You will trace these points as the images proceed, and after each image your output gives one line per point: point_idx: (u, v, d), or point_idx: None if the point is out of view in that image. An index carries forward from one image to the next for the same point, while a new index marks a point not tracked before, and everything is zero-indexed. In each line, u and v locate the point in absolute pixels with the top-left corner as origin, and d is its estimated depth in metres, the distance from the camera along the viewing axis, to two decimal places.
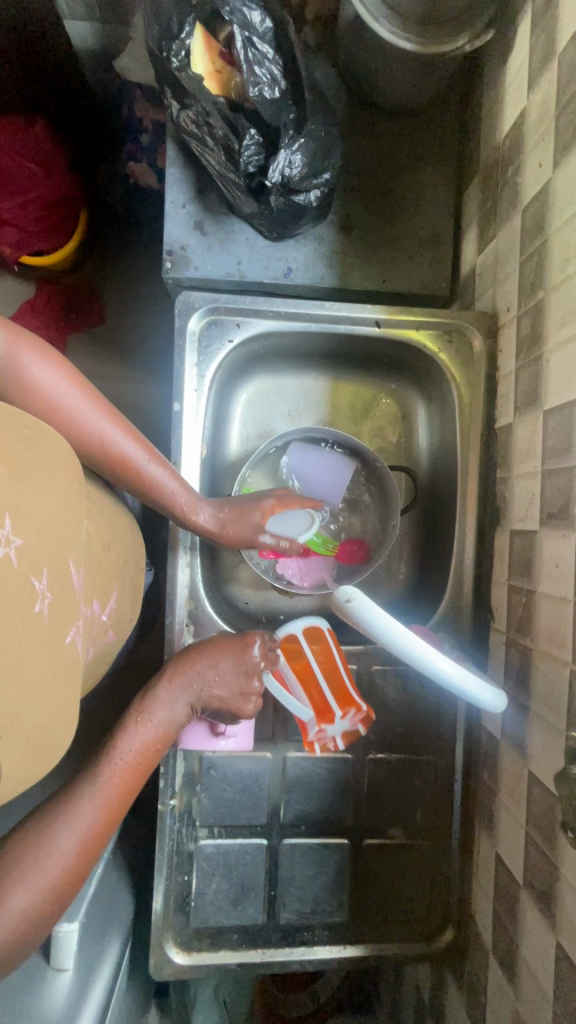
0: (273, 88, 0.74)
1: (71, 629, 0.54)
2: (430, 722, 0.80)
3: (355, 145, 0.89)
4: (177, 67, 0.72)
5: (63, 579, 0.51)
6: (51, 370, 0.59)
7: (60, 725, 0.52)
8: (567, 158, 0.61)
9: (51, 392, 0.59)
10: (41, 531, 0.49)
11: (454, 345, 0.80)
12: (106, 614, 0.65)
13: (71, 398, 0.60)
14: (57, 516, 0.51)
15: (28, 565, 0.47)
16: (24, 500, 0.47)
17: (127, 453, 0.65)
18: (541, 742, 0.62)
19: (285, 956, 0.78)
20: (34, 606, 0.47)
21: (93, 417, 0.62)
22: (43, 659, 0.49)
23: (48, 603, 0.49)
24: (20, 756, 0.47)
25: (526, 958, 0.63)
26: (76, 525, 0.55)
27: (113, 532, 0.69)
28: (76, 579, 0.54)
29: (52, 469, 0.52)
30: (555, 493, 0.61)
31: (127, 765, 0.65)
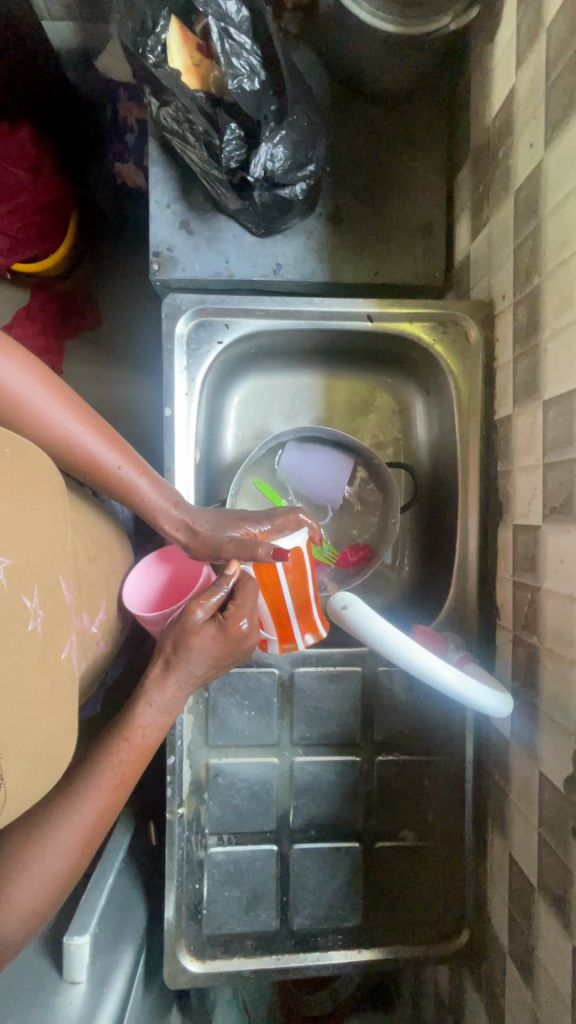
0: (252, 80, 0.72)
1: (66, 643, 0.53)
2: (438, 722, 0.79)
3: (342, 133, 0.86)
4: (154, 64, 0.70)
5: (54, 594, 0.51)
6: (13, 364, 0.54)
7: (64, 738, 0.51)
8: (559, 138, 0.59)
9: (13, 388, 0.54)
10: (29, 549, 0.48)
11: (449, 336, 0.78)
12: (96, 626, 0.65)
13: (34, 394, 0.55)
14: (43, 532, 0.51)
15: (18, 584, 0.46)
16: (9, 518, 0.46)
17: (96, 454, 0.60)
18: (551, 743, 0.60)
19: (299, 961, 0.78)
20: (28, 624, 0.47)
21: (59, 416, 0.57)
22: (42, 677, 0.48)
23: (42, 619, 0.49)
24: (26, 774, 0.46)
25: (543, 962, 0.62)
26: (63, 539, 0.54)
27: (99, 542, 0.69)
28: (67, 593, 0.54)
29: (37, 484, 0.51)
30: (558, 487, 0.59)
31: (121, 770, 0.60)
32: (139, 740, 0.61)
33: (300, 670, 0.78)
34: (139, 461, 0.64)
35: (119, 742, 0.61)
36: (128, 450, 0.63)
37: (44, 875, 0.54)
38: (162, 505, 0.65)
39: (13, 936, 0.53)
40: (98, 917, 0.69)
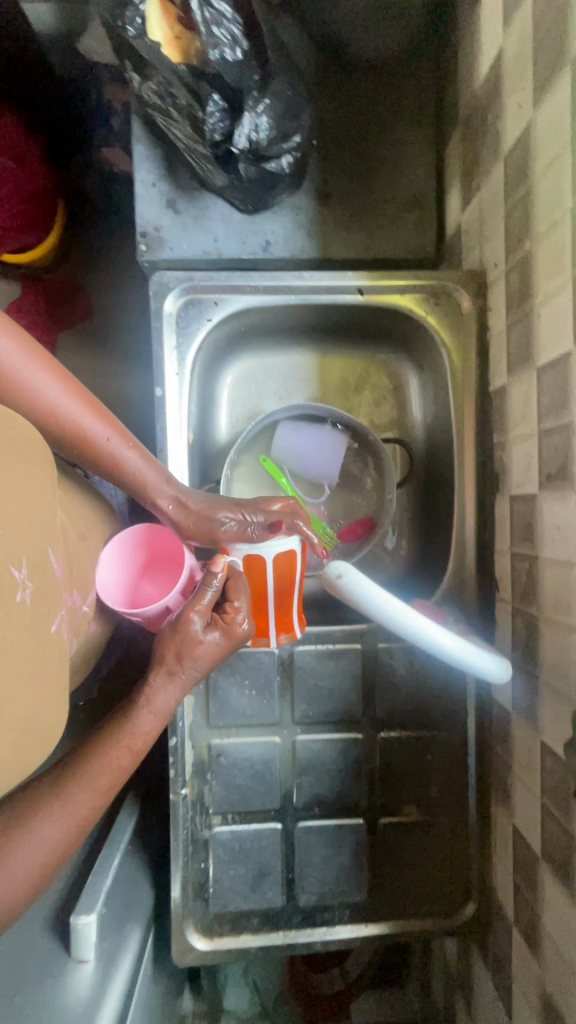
0: (234, 49, 0.70)
1: (56, 615, 0.54)
2: (440, 696, 0.78)
3: (328, 105, 0.84)
4: (134, 35, 0.66)
5: (42, 566, 0.52)
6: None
7: (55, 710, 0.52)
8: (547, 96, 0.57)
9: None
10: (20, 519, 0.49)
11: (442, 308, 0.77)
12: (87, 604, 0.66)
13: (18, 361, 0.54)
14: (33, 505, 0.51)
15: (7, 554, 0.47)
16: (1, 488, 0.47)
17: (83, 426, 0.59)
18: (551, 710, 0.60)
19: (307, 937, 0.78)
20: (17, 595, 0.47)
21: (44, 385, 0.56)
22: (31, 646, 0.49)
23: (31, 591, 0.49)
24: (14, 751, 0.46)
25: (548, 930, 0.62)
26: (53, 514, 0.54)
27: (90, 520, 0.69)
28: (56, 567, 0.54)
29: (29, 458, 0.51)
30: (554, 453, 0.58)
31: (122, 749, 0.60)
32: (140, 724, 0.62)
33: (299, 648, 0.77)
34: (128, 433, 0.63)
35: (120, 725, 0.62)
36: (116, 422, 0.62)
37: (45, 843, 0.54)
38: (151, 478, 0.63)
39: (10, 903, 0.53)
40: (104, 897, 0.69)
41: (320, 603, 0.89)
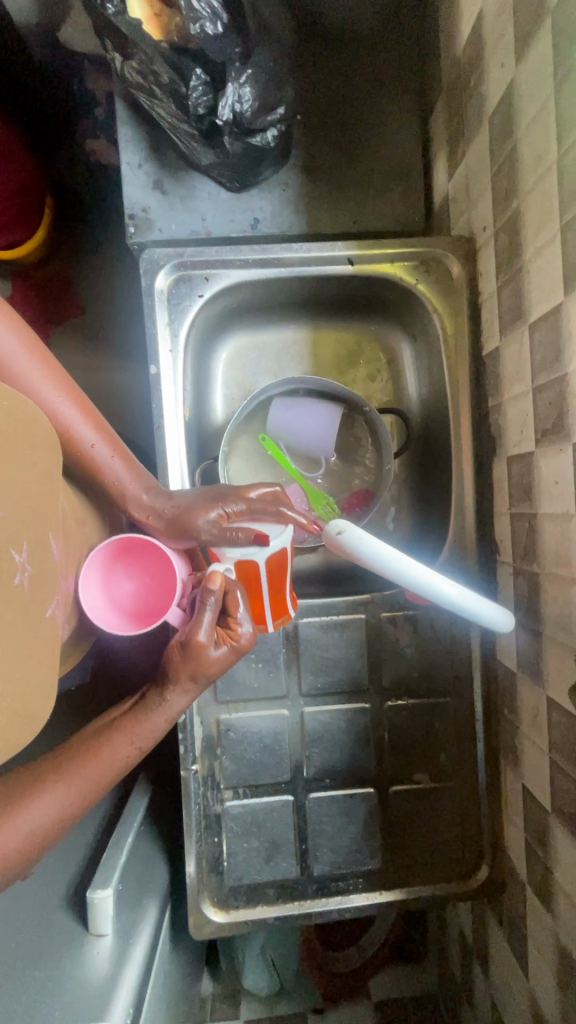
0: (215, 23, 0.70)
1: (51, 600, 0.53)
2: (445, 663, 0.79)
3: (311, 79, 0.85)
4: (112, 13, 0.68)
5: (41, 551, 0.51)
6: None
7: (43, 695, 0.51)
8: (529, 51, 0.57)
9: None
10: (19, 504, 0.47)
11: (432, 275, 0.77)
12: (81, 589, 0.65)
13: (13, 355, 0.55)
14: (36, 490, 0.50)
15: (9, 538, 0.46)
16: (7, 470, 0.46)
17: (71, 427, 0.59)
18: (556, 664, 0.60)
19: (323, 907, 0.79)
20: (15, 578, 0.46)
21: (37, 383, 0.57)
22: (26, 631, 0.48)
23: (29, 575, 0.48)
24: (5, 729, 0.46)
25: (561, 884, 0.62)
26: (54, 499, 0.54)
27: (88, 504, 0.68)
28: (54, 552, 0.54)
29: (33, 443, 0.50)
30: (549, 408, 0.59)
31: (126, 739, 0.61)
32: (150, 723, 0.62)
33: (304, 621, 0.78)
34: (114, 441, 0.63)
35: (131, 718, 0.63)
36: (104, 428, 0.63)
37: (50, 810, 0.56)
38: (131, 488, 0.64)
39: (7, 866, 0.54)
40: (119, 872, 0.70)
41: (323, 577, 0.89)
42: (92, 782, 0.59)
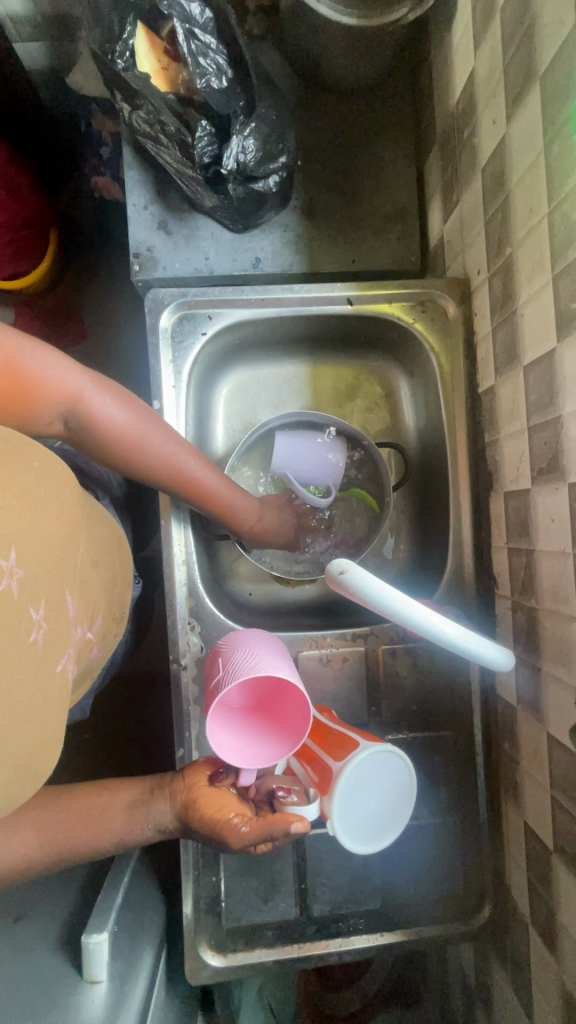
0: (220, 78, 0.74)
1: (62, 656, 0.53)
2: (445, 696, 0.79)
3: (310, 127, 0.88)
4: (123, 68, 0.72)
5: (57, 606, 0.51)
6: (112, 400, 0.59)
7: (48, 748, 0.51)
8: (518, 111, 0.61)
9: (117, 423, 0.60)
10: (40, 562, 0.48)
11: (428, 314, 0.79)
12: (91, 630, 0.64)
13: (139, 427, 0.61)
14: (56, 547, 0.51)
15: (27, 596, 0.46)
16: (28, 529, 0.47)
17: (186, 470, 0.67)
18: (556, 701, 0.61)
19: (322, 949, 0.77)
20: (30, 636, 0.47)
21: (158, 441, 0.64)
22: (35, 686, 0.48)
23: (43, 632, 0.49)
24: (7, 782, 0.46)
25: (566, 926, 0.61)
26: (71, 555, 0.54)
27: (106, 548, 0.69)
28: (70, 606, 0.54)
29: (55, 501, 0.51)
30: (544, 447, 0.60)
31: (121, 820, 0.60)
32: (143, 825, 0.61)
33: (304, 653, 0.78)
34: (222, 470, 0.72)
35: (133, 807, 0.61)
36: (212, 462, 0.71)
37: (47, 843, 0.56)
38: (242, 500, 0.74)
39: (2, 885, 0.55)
40: (115, 915, 0.68)
41: (321, 609, 0.90)
42: (80, 840, 0.58)
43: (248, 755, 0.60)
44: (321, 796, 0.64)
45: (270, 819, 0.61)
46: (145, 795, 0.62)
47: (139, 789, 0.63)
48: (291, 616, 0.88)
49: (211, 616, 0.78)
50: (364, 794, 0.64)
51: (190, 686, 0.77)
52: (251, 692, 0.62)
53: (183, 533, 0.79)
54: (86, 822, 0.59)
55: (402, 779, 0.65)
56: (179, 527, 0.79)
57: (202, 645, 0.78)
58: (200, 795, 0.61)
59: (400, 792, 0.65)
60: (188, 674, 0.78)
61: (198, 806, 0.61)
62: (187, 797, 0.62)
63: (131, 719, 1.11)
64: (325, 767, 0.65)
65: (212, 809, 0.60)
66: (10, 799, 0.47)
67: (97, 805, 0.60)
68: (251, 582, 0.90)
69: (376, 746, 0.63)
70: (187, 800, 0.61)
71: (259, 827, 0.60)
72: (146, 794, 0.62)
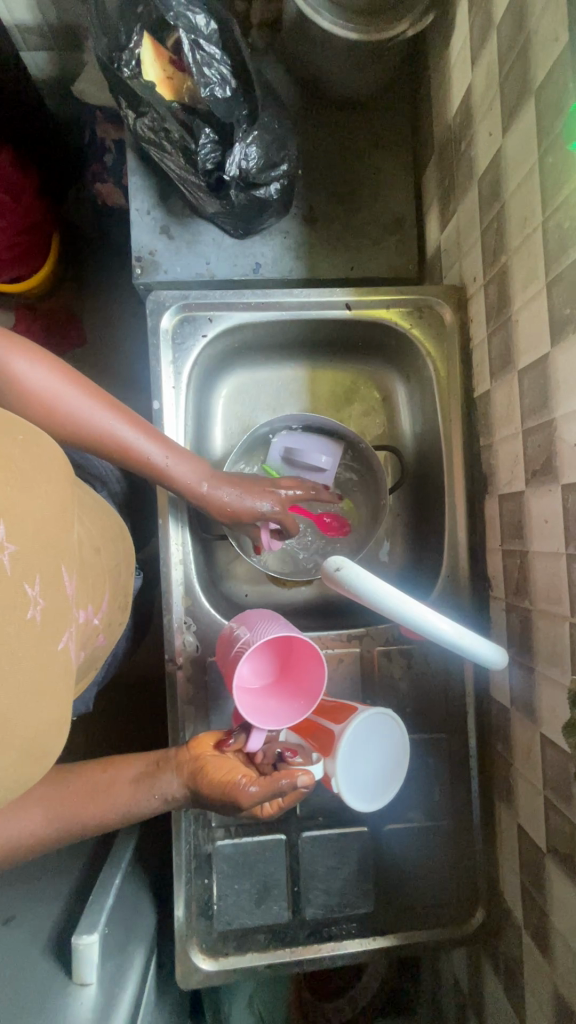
0: (224, 88, 0.75)
1: (64, 634, 0.53)
2: (439, 697, 0.79)
3: (311, 137, 0.90)
4: (129, 76, 0.73)
5: (55, 584, 0.51)
6: (45, 370, 0.57)
7: (54, 731, 0.52)
8: (514, 124, 0.63)
9: (50, 393, 0.58)
10: (34, 537, 0.48)
11: (425, 320, 0.81)
12: (98, 617, 0.68)
13: (69, 394, 0.58)
14: (49, 523, 0.51)
15: (22, 572, 0.46)
16: (20, 505, 0.47)
17: (129, 441, 0.64)
18: (549, 701, 0.61)
19: (315, 953, 0.76)
20: (27, 613, 0.47)
21: (94, 409, 0.60)
22: (36, 666, 0.48)
23: (41, 609, 0.49)
24: (12, 764, 0.46)
25: (559, 928, 0.61)
26: (67, 533, 0.54)
27: (102, 535, 0.71)
28: (68, 584, 0.54)
29: (46, 476, 0.52)
30: (538, 449, 0.61)
31: (127, 794, 0.60)
32: (150, 796, 0.61)
33: None
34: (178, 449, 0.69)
35: (131, 793, 0.61)
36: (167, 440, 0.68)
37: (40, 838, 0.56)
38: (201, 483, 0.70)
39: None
40: (106, 917, 0.67)
41: (317, 609, 0.90)
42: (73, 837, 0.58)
43: (270, 719, 0.64)
44: (324, 758, 0.68)
45: (278, 776, 0.61)
46: (151, 768, 0.62)
47: (144, 764, 0.63)
48: (287, 617, 0.88)
49: (207, 615, 0.78)
50: (361, 755, 0.68)
51: (185, 685, 0.77)
52: (273, 664, 0.69)
53: (180, 532, 0.79)
54: (87, 803, 0.59)
55: (393, 740, 0.69)
56: (177, 527, 0.79)
57: (197, 645, 0.78)
58: (208, 764, 0.62)
59: (392, 754, 0.69)
60: (183, 674, 0.78)
61: (205, 772, 0.61)
62: (194, 767, 0.62)
63: (125, 720, 1.11)
64: (328, 731, 0.70)
65: (220, 773, 0.60)
66: (12, 784, 0.47)
67: (103, 781, 0.61)
68: (247, 582, 0.91)
69: (374, 710, 0.68)
70: (194, 769, 0.62)
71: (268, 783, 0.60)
72: (152, 767, 0.62)
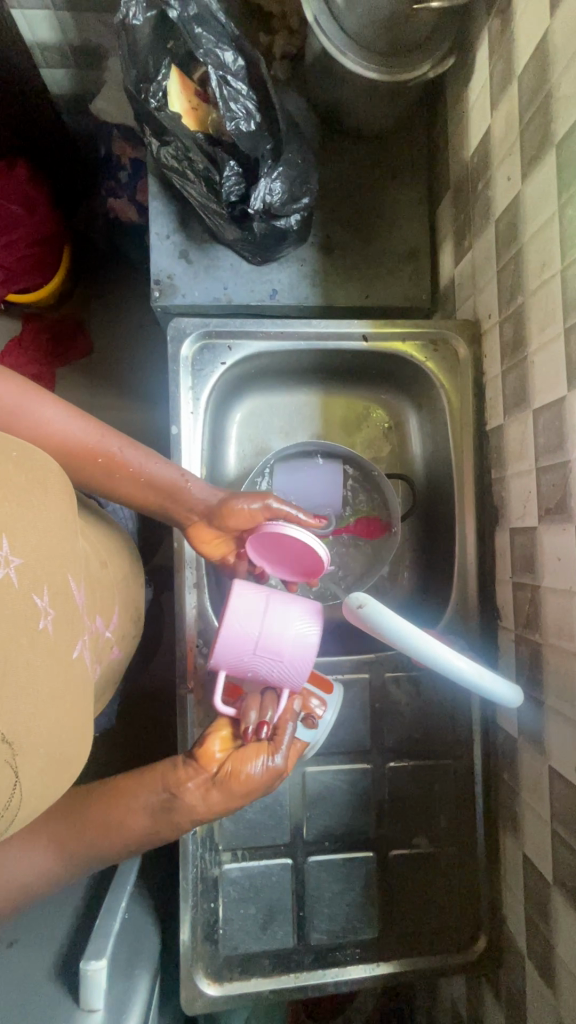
0: (249, 122, 0.77)
1: (77, 643, 0.54)
2: (446, 724, 0.80)
3: (329, 168, 0.92)
4: (156, 107, 0.75)
5: (64, 596, 0.51)
6: (27, 388, 0.57)
7: (75, 741, 0.52)
8: (534, 171, 0.65)
9: (30, 408, 0.57)
10: (40, 547, 0.48)
11: (440, 353, 0.82)
12: (109, 631, 0.69)
13: (45, 405, 0.58)
14: (54, 534, 0.51)
15: (29, 583, 0.46)
16: (21, 517, 0.47)
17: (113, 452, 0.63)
18: (558, 735, 0.62)
19: (318, 979, 0.76)
20: (39, 625, 0.47)
21: (60, 413, 0.59)
22: (54, 677, 0.49)
23: (52, 619, 0.49)
24: (37, 775, 0.47)
25: (564, 959, 0.62)
26: (71, 543, 0.54)
27: (107, 553, 0.71)
28: (76, 593, 0.54)
29: (45, 488, 0.51)
30: (552, 488, 0.63)
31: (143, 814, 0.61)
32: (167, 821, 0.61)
33: None
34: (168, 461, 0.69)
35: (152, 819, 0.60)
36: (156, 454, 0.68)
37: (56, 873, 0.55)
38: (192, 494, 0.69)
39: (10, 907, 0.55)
40: (113, 941, 0.67)
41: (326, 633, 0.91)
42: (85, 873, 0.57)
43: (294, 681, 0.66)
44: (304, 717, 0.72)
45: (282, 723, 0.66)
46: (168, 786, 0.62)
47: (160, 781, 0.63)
48: None
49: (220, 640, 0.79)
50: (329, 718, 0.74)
51: (195, 706, 0.78)
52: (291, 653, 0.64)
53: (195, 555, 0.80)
54: (106, 817, 0.59)
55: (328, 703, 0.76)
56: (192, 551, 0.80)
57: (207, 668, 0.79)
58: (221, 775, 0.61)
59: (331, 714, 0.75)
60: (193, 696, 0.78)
61: (238, 770, 0.60)
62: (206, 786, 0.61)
63: (126, 737, 1.11)
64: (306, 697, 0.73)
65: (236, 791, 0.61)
66: (36, 798, 0.48)
67: (119, 799, 0.61)
68: None
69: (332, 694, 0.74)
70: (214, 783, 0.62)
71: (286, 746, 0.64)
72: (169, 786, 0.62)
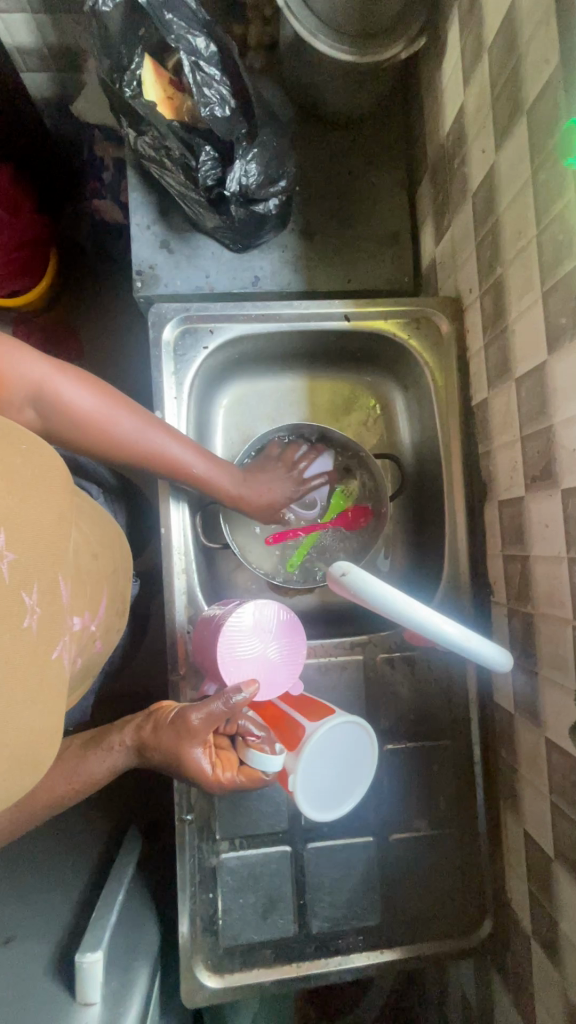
0: (223, 107, 0.77)
1: (58, 643, 0.52)
2: (443, 703, 0.79)
3: (308, 154, 0.92)
4: (131, 96, 0.75)
5: (52, 592, 0.51)
6: (88, 393, 0.65)
7: (47, 741, 0.51)
8: (506, 141, 0.65)
9: (91, 412, 0.66)
10: (33, 543, 0.48)
11: (422, 331, 0.82)
12: (95, 625, 0.68)
13: (105, 408, 0.66)
14: (48, 530, 0.51)
15: (20, 579, 0.46)
16: (19, 513, 0.47)
17: (158, 445, 0.71)
18: (554, 704, 0.61)
19: (321, 967, 0.75)
20: (24, 621, 0.47)
21: (111, 415, 0.67)
22: (32, 677, 0.48)
23: (38, 617, 0.49)
24: (4, 773, 0.45)
25: (568, 935, 0.61)
26: (65, 542, 0.54)
27: (100, 542, 0.71)
28: (64, 593, 0.54)
29: (48, 485, 0.52)
30: (537, 456, 0.62)
31: None
32: None
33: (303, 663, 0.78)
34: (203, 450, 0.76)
35: None
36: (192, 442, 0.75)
37: None
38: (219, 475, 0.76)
39: None
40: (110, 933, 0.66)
41: (318, 618, 0.90)
42: None
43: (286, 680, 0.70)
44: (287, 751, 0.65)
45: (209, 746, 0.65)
46: None
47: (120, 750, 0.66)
48: None
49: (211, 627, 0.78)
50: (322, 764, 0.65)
51: (187, 694, 0.77)
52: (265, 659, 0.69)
53: (183, 539, 0.79)
54: None
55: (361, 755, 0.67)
56: (180, 534, 0.79)
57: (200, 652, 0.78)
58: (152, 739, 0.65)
59: (326, 752, 0.65)
60: (185, 684, 0.77)
61: (162, 715, 0.67)
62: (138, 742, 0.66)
63: None
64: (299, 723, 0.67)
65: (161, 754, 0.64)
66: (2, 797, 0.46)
67: None
68: (248, 593, 0.90)
69: (350, 718, 0.66)
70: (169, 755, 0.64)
71: (208, 714, 0.64)
72: None
